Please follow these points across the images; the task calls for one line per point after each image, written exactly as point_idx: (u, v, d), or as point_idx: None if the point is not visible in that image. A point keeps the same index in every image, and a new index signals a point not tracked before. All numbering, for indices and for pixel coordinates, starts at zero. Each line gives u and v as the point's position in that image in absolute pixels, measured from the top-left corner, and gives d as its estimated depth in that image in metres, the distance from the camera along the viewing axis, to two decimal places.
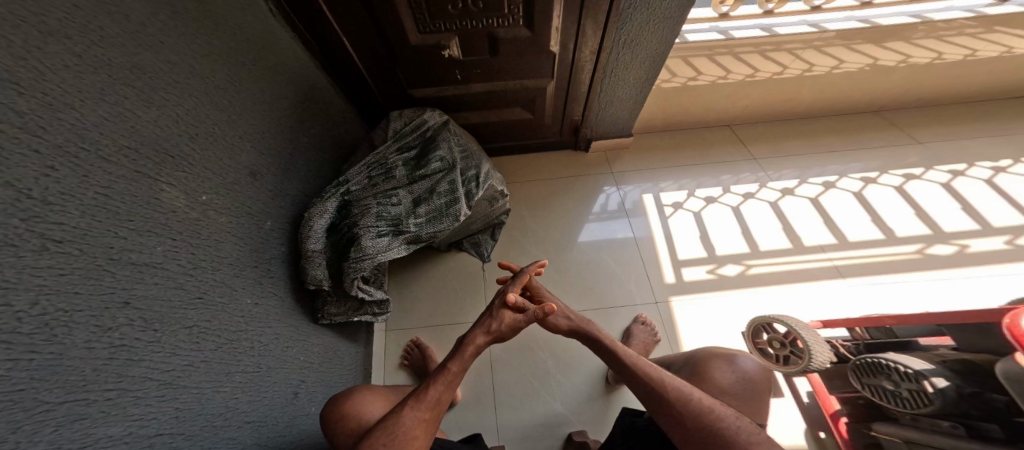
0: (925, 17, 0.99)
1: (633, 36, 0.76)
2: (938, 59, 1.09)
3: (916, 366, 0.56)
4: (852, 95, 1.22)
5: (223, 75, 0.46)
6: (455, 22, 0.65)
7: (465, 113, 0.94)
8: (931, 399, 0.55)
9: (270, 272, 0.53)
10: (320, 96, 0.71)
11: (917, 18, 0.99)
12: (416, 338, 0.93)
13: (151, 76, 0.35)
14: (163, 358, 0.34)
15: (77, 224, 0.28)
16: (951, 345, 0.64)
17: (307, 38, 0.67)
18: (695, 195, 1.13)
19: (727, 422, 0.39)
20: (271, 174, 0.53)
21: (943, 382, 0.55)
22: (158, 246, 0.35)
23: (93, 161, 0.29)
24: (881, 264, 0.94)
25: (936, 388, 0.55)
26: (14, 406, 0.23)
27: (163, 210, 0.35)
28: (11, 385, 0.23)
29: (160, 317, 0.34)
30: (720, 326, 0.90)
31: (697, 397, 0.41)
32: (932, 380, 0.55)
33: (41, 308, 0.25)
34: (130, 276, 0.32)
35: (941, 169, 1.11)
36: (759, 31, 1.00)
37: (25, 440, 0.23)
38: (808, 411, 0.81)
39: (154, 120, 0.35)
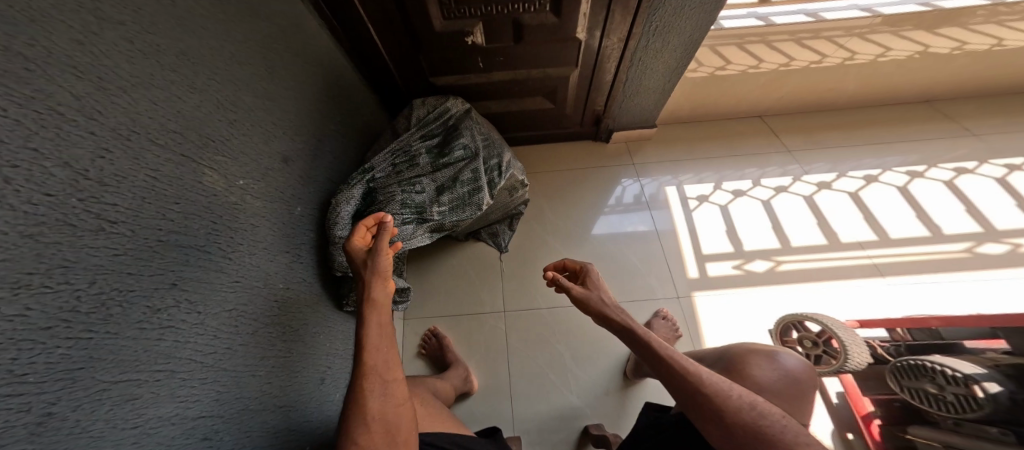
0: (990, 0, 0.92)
1: (665, 23, 0.73)
2: (997, 46, 1.01)
3: (966, 370, 0.55)
4: (897, 84, 1.14)
5: (258, 61, 0.46)
6: (481, 8, 0.64)
7: (487, 102, 0.93)
8: (980, 404, 0.54)
9: (300, 257, 0.54)
10: (346, 84, 0.71)
11: (989, 1, 0.92)
12: (433, 328, 0.94)
13: (195, 61, 0.36)
14: (206, 340, 0.35)
15: (129, 205, 0.28)
16: (1003, 349, 0.60)
17: (335, 26, 0.67)
18: (722, 187, 1.09)
19: (772, 422, 0.39)
20: (301, 160, 0.54)
21: (995, 387, 0.54)
22: (201, 229, 0.35)
23: (144, 144, 0.30)
24: (925, 263, 0.89)
25: (986, 393, 0.54)
26: (74, 386, 0.24)
27: (206, 194, 0.36)
28: (71, 365, 0.24)
29: (205, 299, 0.36)
30: (746, 323, 0.87)
31: (737, 394, 0.40)
32: (983, 385, 0.54)
33: (99, 287, 0.26)
34: (178, 258, 0.33)
35: (995, 163, 1.04)
36: (804, 16, 0.95)
37: (84, 419, 0.24)
38: (837, 412, 0.77)
39: (197, 106, 0.35)
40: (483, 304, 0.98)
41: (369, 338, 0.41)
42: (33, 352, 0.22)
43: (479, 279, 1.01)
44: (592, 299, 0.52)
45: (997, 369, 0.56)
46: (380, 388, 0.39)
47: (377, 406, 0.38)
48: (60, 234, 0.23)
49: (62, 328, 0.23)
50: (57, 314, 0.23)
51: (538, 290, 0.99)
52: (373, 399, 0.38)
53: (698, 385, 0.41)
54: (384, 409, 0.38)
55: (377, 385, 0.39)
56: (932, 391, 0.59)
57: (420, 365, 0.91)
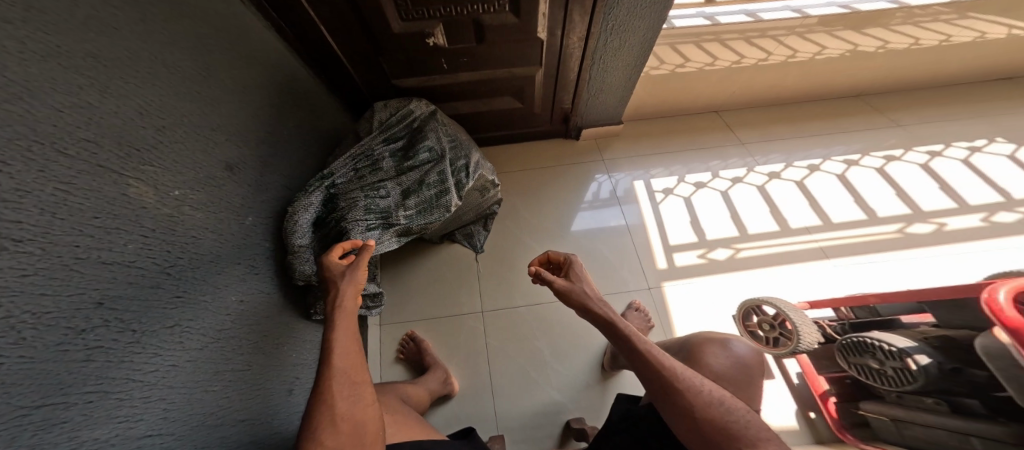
0: (903, 3, 1.00)
1: (620, 22, 0.75)
2: (915, 45, 1.11)
3: (900, 344, 0.59)
4: (835, 80, 1.23)
5: (190, 64, 0.43)
6: (439, 9, 0.63)
7: (453, 103, 0.92)
8: (915, 376, 0.58)
9: (255, 269, 0.51)
10: (300, 86, 0.68)
11: (899, 4, 1.00)
12: (411, 331, 0.93)
13: (110, 65, 0.33)
14: (145, 358, 0.33)
15: (36, 222, 0.26)
16: (931, 323, 0.67)
17: (283, 28, 0.64)
18: (686, 180, 1.14)
19: (736, 417, 0.40)
20: (249, 168, 0.51)
21: (926, 359, 0.57)
22: (129, 243, 0.33)
23: (49, 155, 0.27)
24: (864, 244, 0.97)
25: (919, 365, 0.57)
26: None
27: (132, 207, 0.33)
28: None
29: (139, 316, 0.33)
30: (711, 310, 0.92)
31: (708, 389, 0.42)
32: (915, 358, 0.58)
33: (8, 311, 0.23)
34: (101, 276, 0.30)
35: (919, 150, 1.14)
36: (744, 17, 1.00)
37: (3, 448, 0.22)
38: (797, 391, 0.84)
39: (115, 112, 0.33)
40: (460, 306, 0.97)
41: (337, 340, 0.39)
42: None
43: (456, 281, 1.00)
44: (576, 292, 0.52)
45: (929, 341, 0.61)
46: (349, 388, 0.37)
47: (345, 407, 0.35)
48: None
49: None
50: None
51: (515, 289, 0.99)
52: (341, 401, 0.36)
53: (673, 381, 0.42)
54: (354, 410, 0.36)
55: (344, 384, 0.37)
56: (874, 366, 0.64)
57: (399, 371, 0.89)
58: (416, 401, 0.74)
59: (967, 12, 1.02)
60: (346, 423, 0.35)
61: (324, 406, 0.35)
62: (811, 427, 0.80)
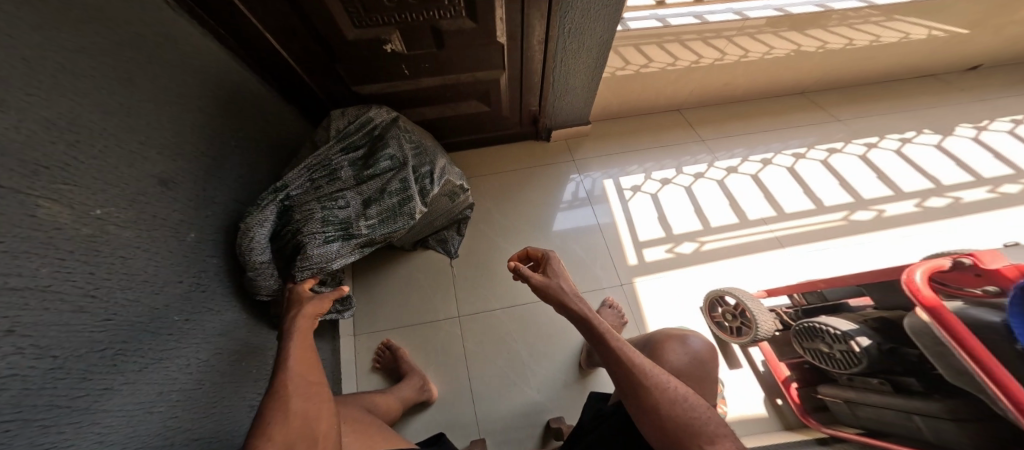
0: (829, 7, 1.06)
1: (577, 24, 0.77)
2: (850, 44, 1.19)
3: (844, 328, 0.64)
4: (783, 79, 1.31)
5: (106, 74, 0.40)
6: (394, 16, 0.62)
7: (417, 108, 0.90)
8: (859, 359, 0.62)
9: (201, 286, 0.48)
10: (247, 95, 0.65)
11: (821, 8, 1.05)
12: (385, 340, 0.91)
13: (13, 77, 0.30)
14: (70, 384, 0.31)
15: None
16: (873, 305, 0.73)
17: (222, 34, 0.61)
18: (652, 177, 1.17)
19: (698, 413, 0.42)
20: (189, 183, 0.48)
21: (866, 341, 0.61)
22: (42, 266, 0.30)
23: None
24: (814, 232, 1.04)
25: (861, 348, 0.61)
26: None
27: (43, 227, 0.30)
28: None
29: (58, 341, 0.31)
30: (679, 303, 0.95)
31: (673, 386, 0.43)
32: (857, 340, 0.62)
33: None
34: (8, 303, 0.27)
35: (858, 142, 1.23)
36: (692, 18, 1.04)
37: None
38: (764, 379, 0.88)
39: (21, 128, 0.30)
40: (435, 312, 0.96)
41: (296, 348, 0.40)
42: None
43: (429, 288, 0.99)
44: (552, 287, 0.51)
45: (868, 324, 0.66)
46: (304, 388, 0.36)
47: (299, 406, 0.34)
48: None
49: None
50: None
51: (490, 292, 0.98)
52: (296, 400, 0.34)
53: (642, 377, 0.43)
54: (309, 410, 0.34)
55: (299, 386, 0.36)
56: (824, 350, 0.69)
57: (377, 380, 0.88)
58: (388, 411, 0.72)
59: (892, 15, 1.09)
60: (299, 421, 0.33)
61: (276, 403, 0.33)
62: (779, 413, 0.83)
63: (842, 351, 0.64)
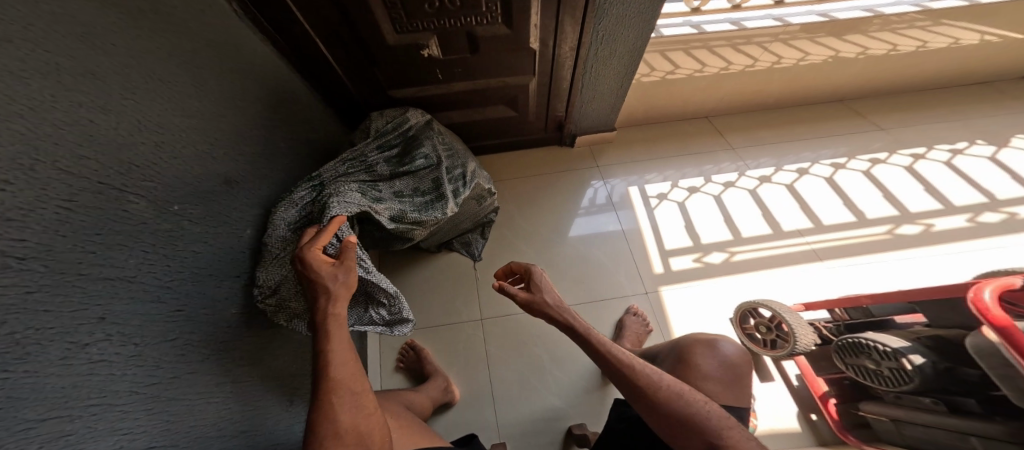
0: (879, 11, 1.03)
1: (610, 31, 0.77)
2: (894, 50, 1.15)
3: (894, 345, 0.61)
4: (819, 86, 1.27)
5: (187, 79, 0.43)
6: (433, 22, 0.64)
7: (447, 112, 0.93)
8: (910, 377, 0.60)
9: (254, 280, 0.51)
10: (295, 99, 0.69)
11: (871, 12, 1.03)
12: (412, 340, 0.92)
13: (109, 82, 0.33)
14: (146, 371, 0.33)
15: (38, 240, 0.26)
16: (924, 322, 0.69)
17: (277, 40, 0.64)
18: (679, 185, 1.15)
19: (696, 408, 0.41)
20: (247, 181, 0.51)
21: (920, 359, 0.59)
22: (130, 258, 0.33)
23: (51, 173, 0.27)
24: (853, 246, 1.00)
25: (913, 365, 0.59)
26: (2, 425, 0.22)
27: (134, 222, 0.34)
28: None
29: (140, 331, 0.33)
30: (708, 311, 0.93)
31: (667, 384, 0.42)
32: (909, 358, 0.60)
33: (12, 328, 0.24)
34: (104, 291, 0.30)
35: (904, 153, 1.18)
36: (729, 24, 1.03)
37: None
38: (798, 393, 0.84)
39: (114, 128, 0.33)
40: (459, 314, 0.97)
41: (332, 355, 0.38)
42: None
43: (454, 290, 1.00)
44: (536, 303, 0.49)
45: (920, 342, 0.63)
46: (349, 397, 0.37)
47: (348, 419, 0.36)
48: None
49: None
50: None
51: None
52: (343, 413, 0.36)
53: (633, 379, 0.43)
54: (357, 420, 0.36)
55: (346, 398, 0.37)
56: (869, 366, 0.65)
57: (400, 380, 0.89)
58: (416, 405, 0.72)
59: (940, 20, 1.05)
60: (348, 434, 0.35)
61: (322, 420, 0.35)
62: (814, 429, 0.79)
63: (890, 368, 0.62)
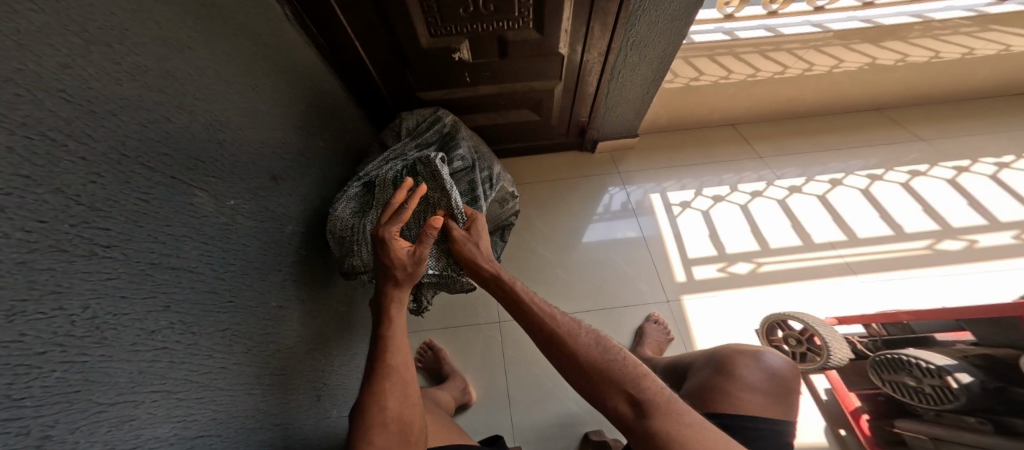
0: (926, 17, 1.00)
1: (641, 37, 0.76)
2: (936, 57, 1.10)
3: (939, 362, 0.59)
4: (853, 94, 1.23)
5: (245, 80, 0.46)
6: (466, 26, 0.66)
7: (474, 116, 0.95)
8: (957, 395, 0.58)
9: (294, 274, 0.53)
10: (332, 100, 0.72)
11: (917, 18, 1.01)
12: (429, 340, 0.93)
13: (182, 82, 0.36)
14: (200, 359, 0.36)
15: (119, 229, 0.29)
16: (970, 340, 0.67)
17: (320, 44, 0.67)
18: (703, 194, 1.13)
19: (613, 357, 0.39)
20: (291, 178, 0.54)
21: (966, 377, 0.58)
22: (193, 248, 0.36)
23: (134, 167, 0.30)
24: (889, 261, 0.96)
25: (960, 383, 0.58)
26: (71, 407, 0.24)
27: (197, 215, 0.36)
28: (67, 386, 0.24)
29: (197, 320, 0.36)
30: (734, 321, 0.91)
31: (585, 331, 0.41)
32: (955, 376, 0.58)
33: (92, 312, 0.26)
34: (169, 280, 0.33)
35: (946, 165, 1.12)
36: (764, 31, 1.01)
37: (82, 440, 0.25)
38: (827, 408, 0.82)
39: (185, 125, 0.36)
40: (477, 316, 0.97)
41: (395, 343, 0.42)
42: (30, 376, 0.22)
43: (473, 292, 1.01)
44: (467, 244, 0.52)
45: (968, 359, 0.60)
46: (400, 386, 0.41)
47: (394, 407, 0.40)
48: (45, 258, 0.23)
49: (58, 352, 0.24)
50: (52, 338, 0.23)
51: None
52: (392, 400, 0.40)
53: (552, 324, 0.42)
54: (404, 409, 0.40)
55: (395, 385, 0.41)
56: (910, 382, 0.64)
57: (418, 379, 0.89)
58: (446, 403, 0.74)
59: (989, 25, 1.02)
60: (394, 421, 0.39)
61: (374, 405, 0.39)
62: (843, 446, 0.76)
63: (933, 386, 0.61)
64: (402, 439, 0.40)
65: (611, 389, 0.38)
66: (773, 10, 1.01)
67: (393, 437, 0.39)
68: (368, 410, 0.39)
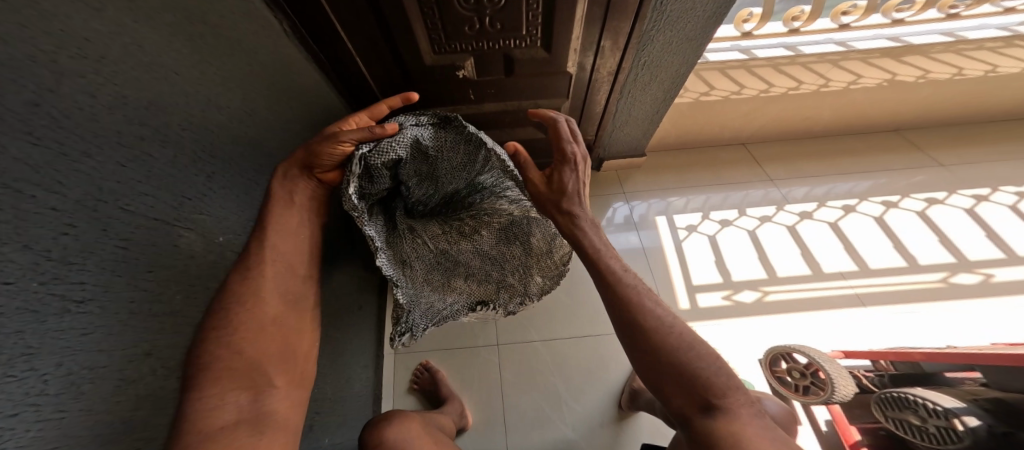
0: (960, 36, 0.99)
1: (655, 56, 0.73)
2: (958, 74, 1.06)
3: (948, 405, 0.63)
4: (870, 113, 1.19)
5: (237, 103, 0.44)
6: (472, 43, 0.63)
7: (477, 132, 0.92)
8: (960, 437, 0.62)
9: None
10: (331, 118, 0.70)
11: (951, 36, 1.00)
12: (425, 361, 0.91)
13: (167, 112, 0.34)
14: (180, 403, 0.36)
15: (97, 281, 0.27)
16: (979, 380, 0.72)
17: (320, 59, 0.65)
18: (710, 217, 1.11)
19: (702, 362, 0.36)
20: None
21: (975, 421, 0.61)
22: (177, 293, 0.35)
23: (111, 212, 0.28)
24: (901, 293, 0.93)
25: (966, 427, 0.61)
26: None
27: (181, 256, 0.35)
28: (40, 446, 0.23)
29: (178, 364, 0.35)
30: (735, 351, 0.89)
31: (677, 329, 0.38)
32: (962, 419, 0.62)
33: (66, 369, 0.25)
34: (151, 328, 0.32)
35: (965, 193, 1.09)
36: (784, 49, 1.00)
37: None
38: (827, 440, 0.81)
39: (170, 160, 0.34)
40: (473, 338, 0.95)
41: (272, 241, 0.38)
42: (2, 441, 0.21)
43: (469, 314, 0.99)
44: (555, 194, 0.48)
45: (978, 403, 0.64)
46: (284, 282, 0.39)
47: (274, 309, 0.37)
48: (20, 321, 0.22)
49: (32, 411, 0.23)
50: (24, 399, 0.23)
51: (532, 322, 0.97)
52: (246, 342, 0.35)
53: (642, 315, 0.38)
54: (290, 319, 0.39)
55: (253, 313, 0.36)
56: (914, 421, 0.68)
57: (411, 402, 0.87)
58: (449, 427, 0.72)
59: (1012, 41, 0.99)
60: (274, 324, 0.37)
61: (244, 306, 0.35)
62: None
63: (937, 426, 0.64)
64: (253, 386, 0.34)
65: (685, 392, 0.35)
66: (795, 27, 0.98)
67: (274, 344, 0.37)
68: (239, 312, 0.35)
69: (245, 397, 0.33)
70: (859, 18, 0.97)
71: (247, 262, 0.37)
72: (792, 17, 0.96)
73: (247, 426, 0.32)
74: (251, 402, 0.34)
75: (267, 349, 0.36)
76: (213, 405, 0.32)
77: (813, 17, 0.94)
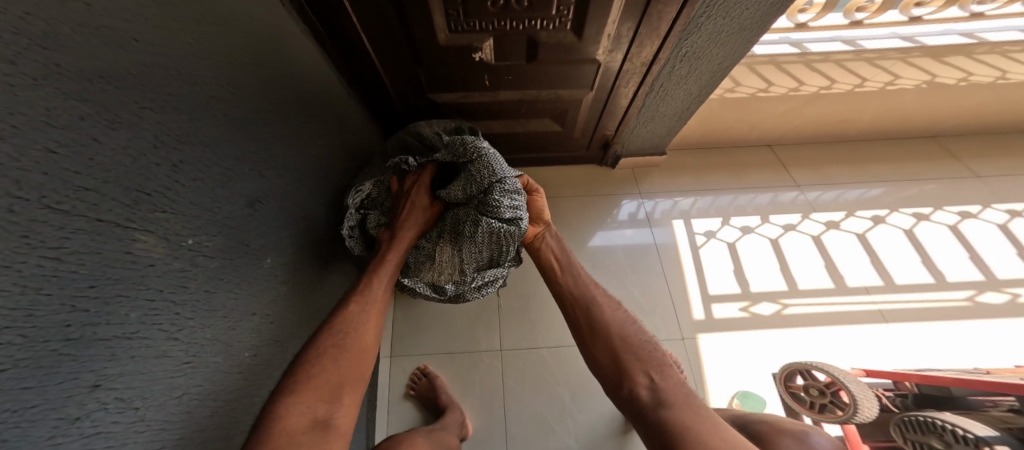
0: None
1: (698, 47, 0.65)
2: (1002, 78, 0.99)
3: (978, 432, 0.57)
4: (907, 118, 1.13)
5: (216, 79, 0.37)
6: (494, 22, 0.55)
7: (489, 122, 0.85)
8: None
9: (272, 315, 0.46)
10: (331, 100, 0.62)
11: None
12: (424, 365, 0.87)
13: (119, 87, 0.27)
14: (150, 437, 0.30)
15: (17, 303, 0.20)
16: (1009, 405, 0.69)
17: (319, 32, 0.57)
18: (731, 223, 1.05)
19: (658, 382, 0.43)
20: (271, 200, 0.46)
21: None
22: (133, 311, 0.28)
23: (36, 213, 0.21)
24: (926, 311, 0.89)
25: None
26: None
27: (138, 264, 0.28)
28: None
29: (142, 392, 0.29)
30: (749, 365, 0.85)
31: (644, 359, 0.45)
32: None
33: None
34: (99, 355, 0.25)
35: (999, 207, 1.04)
36: (841, 44, 0.93)
37: None
38: None
39: (122, 148, 0.27)
40: (475, 342, 0.90)
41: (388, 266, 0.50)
42: None
43: (471, 316, 0.94)
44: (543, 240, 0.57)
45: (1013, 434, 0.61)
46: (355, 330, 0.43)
47: (365, 338, 0.43)
48: None
49: None
50: None
51: (537, 326, 0.92)
52: (327, 359, 0.40)
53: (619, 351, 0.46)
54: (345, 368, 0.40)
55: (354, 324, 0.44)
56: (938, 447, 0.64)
57: (407, 407, 0.83)
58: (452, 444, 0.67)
59: None
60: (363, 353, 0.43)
61: (318, 355, 0.40)
62: None
63: None
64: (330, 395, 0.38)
65: (641, 379, 0.43)
66: (858, 19, 0.92)
67: (325, 394, 0.38)
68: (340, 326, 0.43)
69: (320, 407, 0.37)
70: (934, 11, 0.92)
71: (361, 291, 0.46)
72: (857, 7, 0.90)
73: (315, 434, 0.35)
74: (325, 413, 0.37)
75: (352, 370, 0.41)
76: (302, 408, 0.36)
77: (883, 8, 0.88)
